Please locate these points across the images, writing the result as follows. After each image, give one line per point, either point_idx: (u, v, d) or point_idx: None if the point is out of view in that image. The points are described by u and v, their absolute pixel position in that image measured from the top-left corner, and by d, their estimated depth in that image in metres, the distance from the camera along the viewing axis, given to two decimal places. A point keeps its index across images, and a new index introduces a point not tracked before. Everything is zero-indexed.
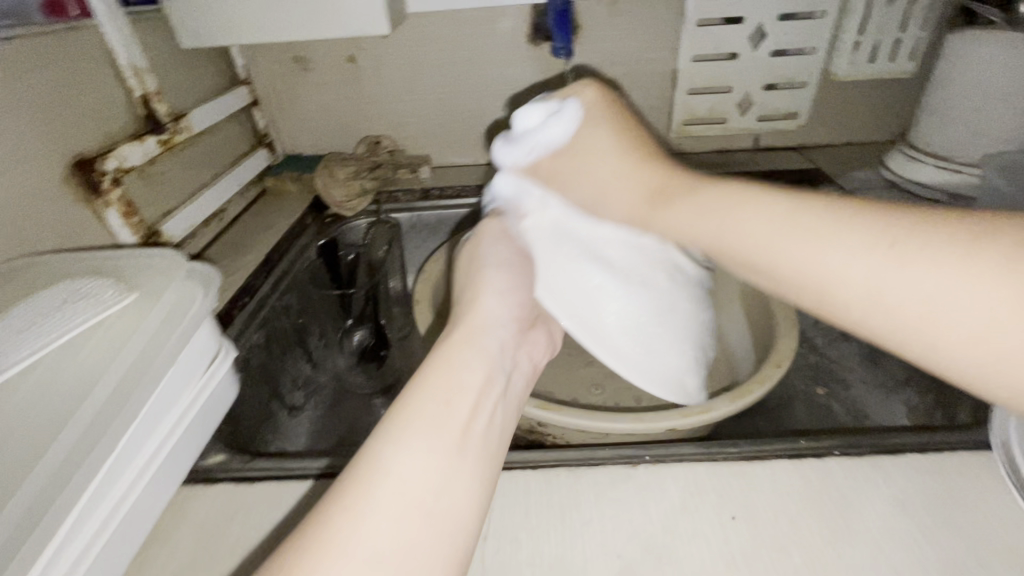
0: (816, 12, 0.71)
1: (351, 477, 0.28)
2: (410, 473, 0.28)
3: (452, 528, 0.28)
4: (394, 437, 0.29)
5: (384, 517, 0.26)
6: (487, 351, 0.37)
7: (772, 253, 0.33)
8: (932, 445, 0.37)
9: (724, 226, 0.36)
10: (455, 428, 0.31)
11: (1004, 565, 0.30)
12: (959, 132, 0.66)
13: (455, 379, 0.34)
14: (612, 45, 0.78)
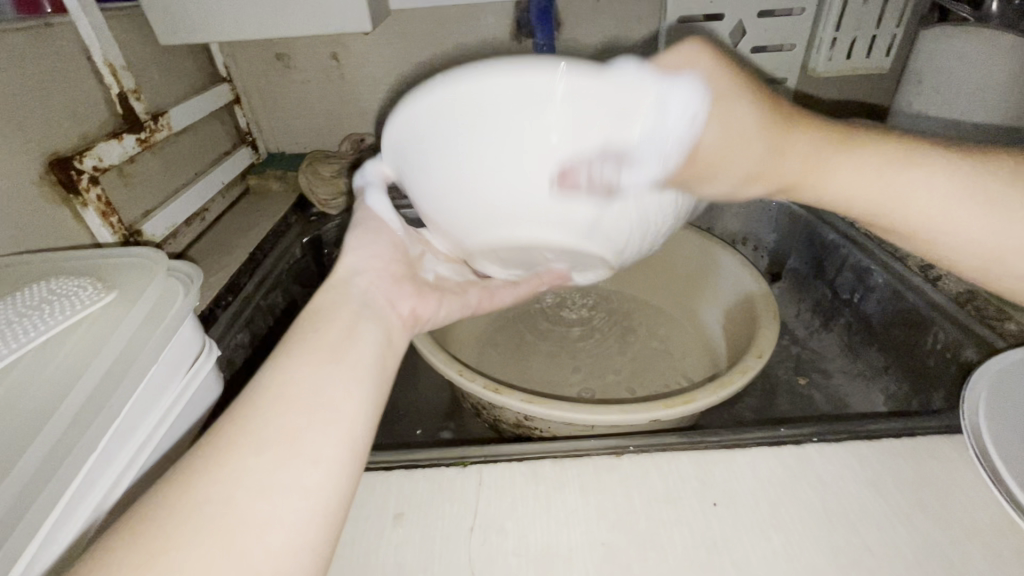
0: (794, 9, 0.72)
1: (246, 393, 0.30)
2: (291, 400, 0.29)
3: (336, 428, 0.29)
4: (269, 367, 0.31)
5: (275, 417, 0.28)
6: (356, 294, 0.38)
7: (879, 189, 0.33)
8: (907, 431, 0.38)
9: (836, 162, 0.33)
10: (326, 355, 0.32)
11: (977, 545, 0.31)
12: (933, 127, 0.68)
13: (326, 314, 0.36)
14: (595, 42, 0.79)
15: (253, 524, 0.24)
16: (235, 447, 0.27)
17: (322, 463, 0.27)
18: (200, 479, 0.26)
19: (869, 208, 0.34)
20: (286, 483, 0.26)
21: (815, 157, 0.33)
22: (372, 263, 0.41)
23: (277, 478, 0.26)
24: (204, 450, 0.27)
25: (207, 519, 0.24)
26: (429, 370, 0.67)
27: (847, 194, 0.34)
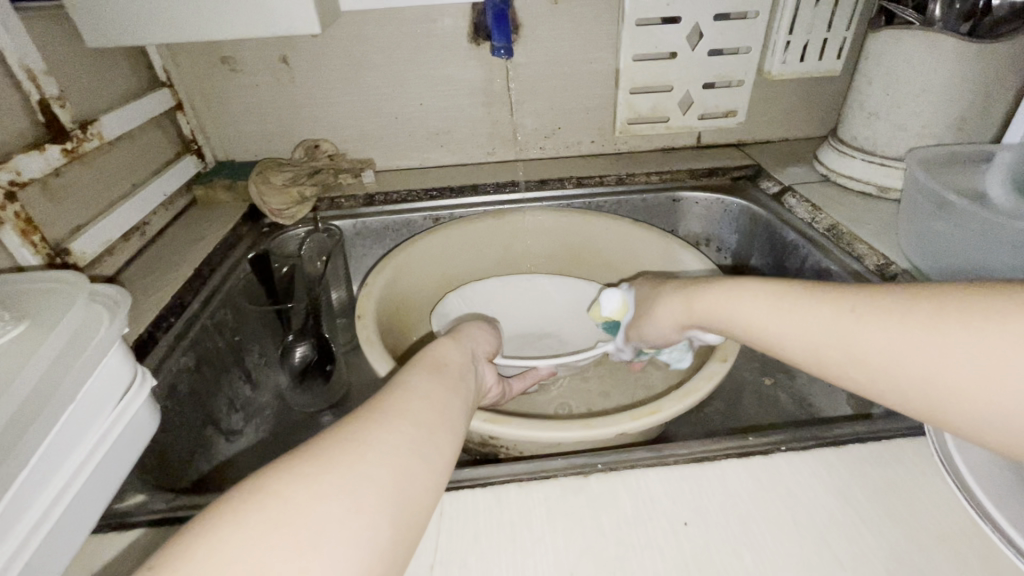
0: (749, 12, 0.73)
1: (393, 385, 0.36)
2: (417, 400, 0.35)
3: (447, 434, 0.34)
4: (409, 374, 0.38)
5: (418, 407, 0.34)
6: (464, 346, 0.46)
7: (777, 330, 0.37)
8: (874, 435, 0.38)
9: (745, 317, 0.40)
10: (440, 380, 0.39)
11: (943, 552, 0.31)
12: (884, 128, 0.70)
13: (442, 351, 0.43)
14: (553, 44, 0.78)
15: (385, 476, 0.29)
16: (378, 422, 0.32)
17: (436, 454, 0.32)
18: (365, 424, 0.31)
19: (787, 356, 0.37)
20: (412, 457, 0.31)
21: (718, 313, 0.42)
22: (479, 339, 0.50)
23: (405, 447, 0.31)
24: (365, 409, 0.33)
25: (355, 459, 0.29)
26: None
27: (760, 337, 0.39)
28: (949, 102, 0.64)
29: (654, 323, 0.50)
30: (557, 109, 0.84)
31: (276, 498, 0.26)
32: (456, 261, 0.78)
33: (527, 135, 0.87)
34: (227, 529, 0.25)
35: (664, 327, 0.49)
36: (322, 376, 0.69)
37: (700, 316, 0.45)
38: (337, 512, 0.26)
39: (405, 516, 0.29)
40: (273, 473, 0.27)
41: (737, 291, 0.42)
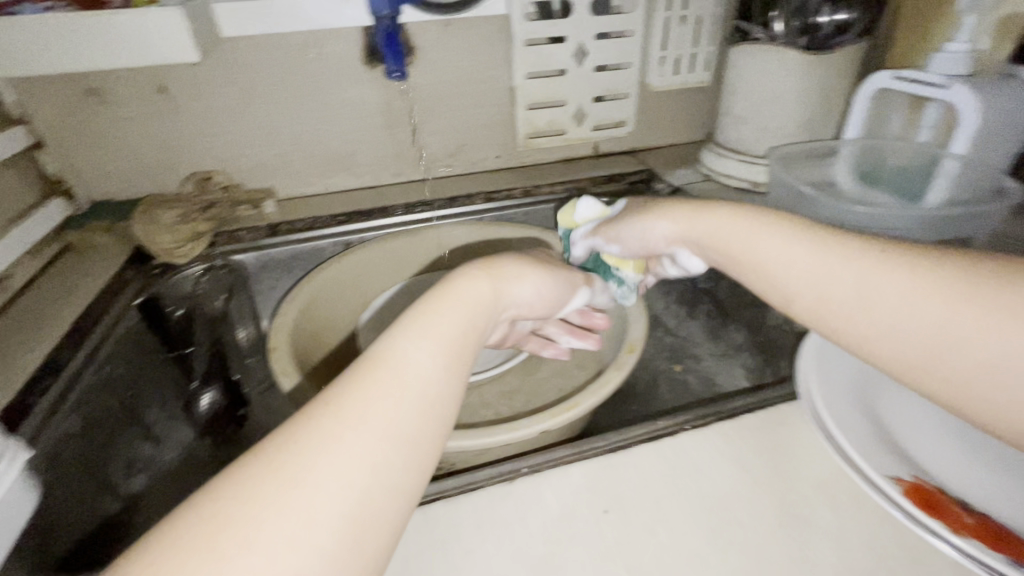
0: (625, 32, 0.79)
1: (372, 364, 0.32)
2: (403, 365, 0.32)
3: (436, 401, 0.32)
4: (405, 347, 0.33)
5: (389, 401, 0.30)
6: (481, 289, 0.39)
7: (777, 260, 0.39)
8: (762, 403, 0.42)
9: (746, 244, 0.42)
10: (438, 331, 0.35)
11: (822, 498, 0.35)
12: (750, 130, 0.79)
13: (453, 306, 0.37)
14: (449, 65, 0.80)
15: (358, 459, 0.27)
16: (345, 433, 0.28)
17: (417, 425, 0.30)
18: (326, 434, 0.28)
19: (775, 294, 0.40)
20: (390, 434, 0.29)
21: (713, 234, 0.45)
22: (525, 293, 0.44)
23: (379, 425, 0.29)
24: (336, 405, 0.29)
25: (322, 446, 0.27)
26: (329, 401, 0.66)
27: (755, 266, 0.41)
28: (798, 105, 0.74)
29: (645, 234, 0.52)
30: (459, 127, 0.86)
31: (240, 500, 0.25)
32: (371, 282, 0.77)
33: (433, 154, 0.87)
34: (192, 536, 0.24)
35: (656, 233, 0.50)
36: (235, 423, 0.66)
37: (693, 235, 0.47)
38: (309, 505, 0.25)
39: (387, 497, 0.28)
40: (239, 470, 0.26)
41: (750, 217, 0.43)
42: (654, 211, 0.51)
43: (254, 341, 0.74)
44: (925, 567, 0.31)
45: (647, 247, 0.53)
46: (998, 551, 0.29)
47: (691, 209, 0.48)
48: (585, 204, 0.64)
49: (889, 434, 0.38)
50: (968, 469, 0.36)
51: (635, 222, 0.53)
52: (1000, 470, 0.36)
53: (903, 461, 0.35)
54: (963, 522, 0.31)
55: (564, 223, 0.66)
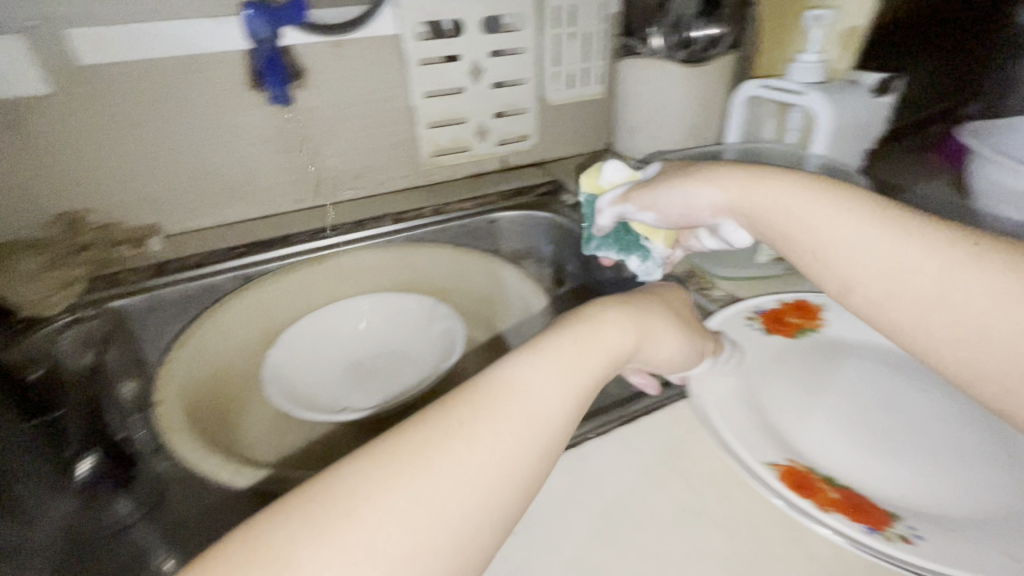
0: (518, 49, 0.81)
1: (489, 387, 0.32)
2: (528, 397, 0.32)
3: (552, 430, 0.32)
4: (529, 376, 0.33)
5: (501, 429, 0.31)
6: (616, 330, 0.38)
7: (841, 238, 0.36)
8: (660, 404, 0.44)
9: (809, 219, 0.37)
10: (566, 366, 0.34)
11: (713, 490, 0.37)
12: (643, 138, 0.83)
13: (585, 345, 0.36)
14: (344, 86, 0.78)
15: (471, 483, 0.29)
16: (458, 444, 0.29)
17: (531, 464, 0.31)
18: (444, 444, 0.29)
19: (831, 281, 0.37)
20: (508, 468, 0.30)
21: (769, 206, 0.39)
22: (662, 351, 0.40)
23: (500, 454, 0.30)
24: (453, 418, 0.31)
25: (441, 462, 0.29)
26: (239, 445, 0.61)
27: (812, 246, 0.37)
28: (683, 114, 0.79)
29: (688, 202, 0.43)
30: (362, 149, 0.84)
31: (357, 495, 0.27)
32: (281, 313, 0.75)
33: (336, 177, 0.85)
34: (295, 529, 0.26)
35: (701, 201, 0.42)
36: (124, 483, 0.52)
37: (744, 206, 0.40)
38: (418, 522, 0.27)
39: (483, 530, 0.29)
40: (358, 466, 0.28)
41: (833, 191, 0.37)
42: (703, 172, 0.43)
43: (139, 395, 0.60)
44: (804, 547, 0.33)
45: (690, 216, 0.44)
46: (855, 522, 0.32)
47: (751, 173, 0.41)
48: (610, 164, 0.55)
49: (768, 421, 0.40)
50: (836, 443, 0.39)
51: (677, 184, 0.43)
52: (864, 439, 0.39)
53: (779, 445, 0.38)
54: (827, 498, 0.34)
55: (585, 185, 0.57)
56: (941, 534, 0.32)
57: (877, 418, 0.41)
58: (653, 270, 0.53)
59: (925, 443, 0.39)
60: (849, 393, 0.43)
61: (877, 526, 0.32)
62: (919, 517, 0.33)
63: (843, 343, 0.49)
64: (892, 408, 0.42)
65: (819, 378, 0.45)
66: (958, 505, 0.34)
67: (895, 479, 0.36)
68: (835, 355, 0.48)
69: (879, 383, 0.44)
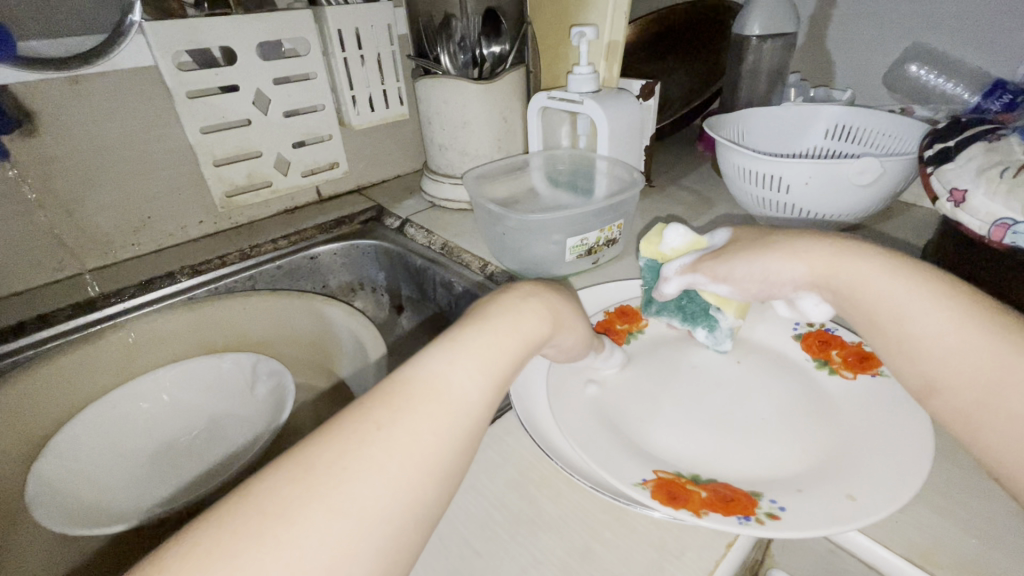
0: (308, 74, 0.77)
1: (404, 385, 0.30)
2: (451, 397, 0.30)
3: (471, 426, 0.30)
4: (445, 372, 0.31)
5: (418, 429, 0.28)
6: (533, 317, 0.36)
7: (926, 328, 0.34)
8: (492, 419, 0.44)
9: (902, 308, 0.35)
10: (488, 356, 0.33)
11: (544, 493, 0.38)
12: (454, 154, 0.85)
13: (500, 334, 0.34)
14: (94, 128, 0.65)
15: (393, 486, 0.26)
16: (370, 442, 0.27)
17: (458, 459, 0.29)
18: (351, 445, 0.27)
19: (914, 377, 0.34)
20: (433, 467, 0.28)
21: (861, 288, 0.36)
22: (565, 335, 0.41)
23: (414, 455, 0.28)
24: (364, 418, 0.28)
25: (359, 471, 0.26)
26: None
27: (894, 333, 0.35)
28: (486, 128, 0.82)
29: (766, 273, 0.41)
30: (134, 198, 0.72)
31: (243, 514, 0.24)
32: (56, 402, 0.61)
33: (107, 234, 0.71)
34: (195, 558, 0.22)
35: (782, 276, 0.40)
36: None
37: (833, 284, 0.38)
38: (343, 538, 0.24)
39: (412, 532, 0.27)
40: (269, 477, 0.25)
41: (924, 283, 0.35)
42: (784, 245, 0.40)
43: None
44: (627, 524, 0.36)
45: (768, 290, 0.41)
46: (730, 515, 0.33)
47: (840, 249, 0.38)
48: (674, 225, 0.51)
49: (627, 428, 0.42)
50: (672, 431, 0.43)
51: (754, 258, 0.41)
52: (706, 425, 0.44)
53: (630, 451, 0.39)
54: (699, 498, 0.35)
55: (645, 252, 0.53)
56: (794, 498, 0.35)
57: (716, 400, 0.46)
58: (725, 341, 0.51)
59: (758, 411, 0.45)
60: (688, 385, 0.48)
61: (748, 513, 0.34)
62: (776, 488, 0.37)
63: (653, 330, 0.55)
64: (724, 391, 0.47)
65: (664, 377, 0.49)
66: (787, 466, 0.39)
67: (734, 455, 0.41)
68: (661, 351, 0.53)
69: (707, 371, 0.50)
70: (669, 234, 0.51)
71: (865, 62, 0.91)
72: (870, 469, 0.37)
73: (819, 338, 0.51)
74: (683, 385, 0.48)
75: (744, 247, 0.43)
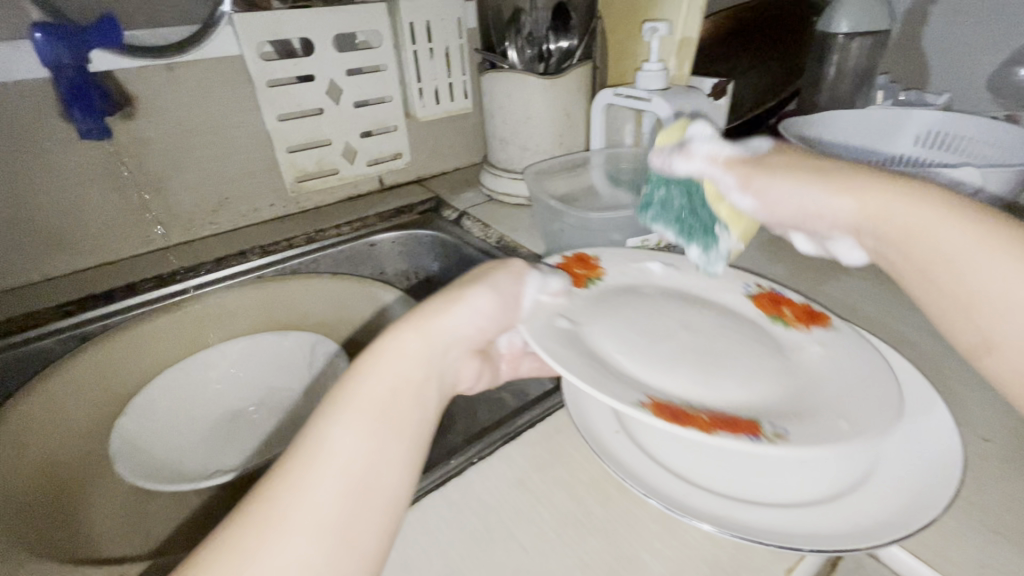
0: (379, 66, 0.80)
1: (297, 457, 0.30)
2: (344, 456, 0.31)
3: (372, 472, 0.31)
4: (333, 432, 0.31)
5: (317, 497, 0.29)
6: (414, 343, 0.37)
7: (990, 286, 0.30)
8: (543, 416, 0.44)
9: (959, 259, 0.31)
10: (372, 400, 0.33)
11: (593, 495, 0.38)
12: (514, 149, 0.85)
13: (379, 377, 0.34)
14: (184, 112, 0.70)
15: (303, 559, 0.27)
16: (267, 530, 0.28)
17: (369, 505, 0.30)
18: (250, 538, 0.27)
19: (971, 335, 0.31)
20: (341, 527, 0.29)
21: (915, 235, 0.32)
22: (468, 327, 0.40)
23: (318, 527, 0.28)
24: (260, 505, 0.29)
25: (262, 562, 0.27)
26: (80, 544, 0.52)
27: (949, 288, 0.31)
28: (549, 123, 0.81)
29: (807, 202, 0.37)
30: (214, 180, 0.76)
31: None
32: (140, 365, 0.67)
33: (189, 213, 0.76)
34: None
35: (824, 209, 0.36)
36: None
37: (876, 225, 0.34)
38: None
39: None
40: None
41: (991, 230, 0.30)
42: (836, 176, 0.36)
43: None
44: (678, 537, 0.35)
45: (801, 220, 0.38)
46: (738, 435, 0.33)
47: (895, 187, 0.34)
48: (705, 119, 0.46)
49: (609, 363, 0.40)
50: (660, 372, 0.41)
51: (797, 182, 0.38)
52: (671, 359, 0.42)
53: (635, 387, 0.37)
54: (702, 421, 0.34)
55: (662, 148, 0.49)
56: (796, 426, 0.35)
57: (694, 344, 0.44)
58: (716, 263, 0.50)
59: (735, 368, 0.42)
60: (652, 318, 0.47)
61: (755, 433, 0.33)
62: (775, 416, 0.36)
63: None
64: (694, 330, 0.46)
65: (638, 315, 0.46)
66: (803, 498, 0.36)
67: (706, 395, 0.39)
68: (627, 294, 0.49)
69: (674, 304, 0.48)
70: (695, 129, 0.46)
71: (968, 62, 0.83)
72: (877, 481, 0.37)
73: (771, 297, 0.50)
74: (642, 316, 0.47)
75: (778, 167, 0.39)
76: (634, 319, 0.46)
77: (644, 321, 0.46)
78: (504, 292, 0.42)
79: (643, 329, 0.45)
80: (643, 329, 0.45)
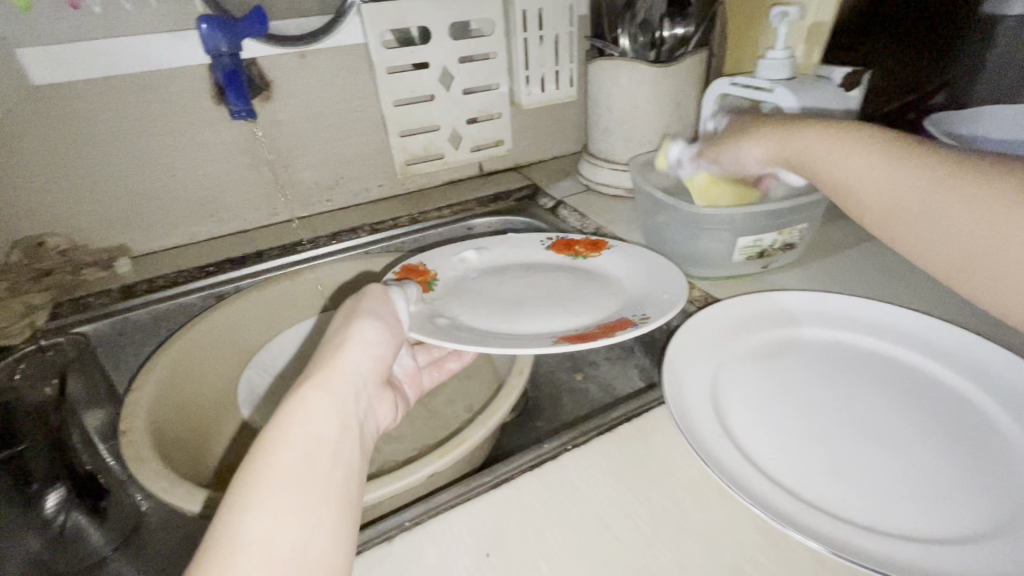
0: (489, 54, 0.81)
1: (215, 553, 0.27)
2: (277, 538, 0.29)
3: (307, 545, 0.29)
4: (246, 522, 0.29)
5: None
6: (321, 406, 0.35)
7: (858, 175, 0.41)
8: (640, 412, 0.43)
9: (837, 165, 0.43)
10: (289, 476, 0.31)
11: (691, 498, 0.37)
12: (616, 139, 0.83)
13: (291, 452, 0.32)
14: (313, 96, 0.76)
15: None
16: None
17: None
18: None
19: (870, 214, 0.40)
20: None
21: (808, 150, 0.45)
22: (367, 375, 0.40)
23: None
24: None
25: None
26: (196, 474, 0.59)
27: (840, 188, 0.42)
28: (655, 114, 0.79)
29: (740, 154, 0.54)
30: (333, 160, 0.82)
31: None
32: (262, 325, 0.73)
33: (309, 190, 0.83)
34: None
35: (750, 154, 0.53)
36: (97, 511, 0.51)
37: (789, 158, 0.48)
38: None
39: None
40: None
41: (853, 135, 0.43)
42: (756, 130, 0.52)
43: None
44: (786, 554, 0.33)
45: (748, 167, 0.54)
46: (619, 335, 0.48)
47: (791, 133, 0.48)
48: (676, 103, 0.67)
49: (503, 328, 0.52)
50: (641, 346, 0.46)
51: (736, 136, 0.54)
52: (542, 311, 0.55)
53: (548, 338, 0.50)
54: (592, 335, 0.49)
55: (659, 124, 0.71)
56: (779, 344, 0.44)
57: (563, 301, 0.57)
58: None
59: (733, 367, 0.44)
60: (523, 290, 0.59)
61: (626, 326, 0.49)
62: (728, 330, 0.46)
63: (837, 351, 0.48)
64: (561, 297, 0.57)
65: (512, 290, 0.59)
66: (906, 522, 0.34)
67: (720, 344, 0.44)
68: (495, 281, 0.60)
69: (542, 283, 0.60)
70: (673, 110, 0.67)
71: None
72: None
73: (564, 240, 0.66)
74: (515, 290, 0.59)
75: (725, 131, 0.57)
76: (506, 291, 0.58)
77: (511, 290, 0.59)
78: (383, 316, 0.45)
79: (511, 297, 0.58)
80: (514, 298, 0.58)
